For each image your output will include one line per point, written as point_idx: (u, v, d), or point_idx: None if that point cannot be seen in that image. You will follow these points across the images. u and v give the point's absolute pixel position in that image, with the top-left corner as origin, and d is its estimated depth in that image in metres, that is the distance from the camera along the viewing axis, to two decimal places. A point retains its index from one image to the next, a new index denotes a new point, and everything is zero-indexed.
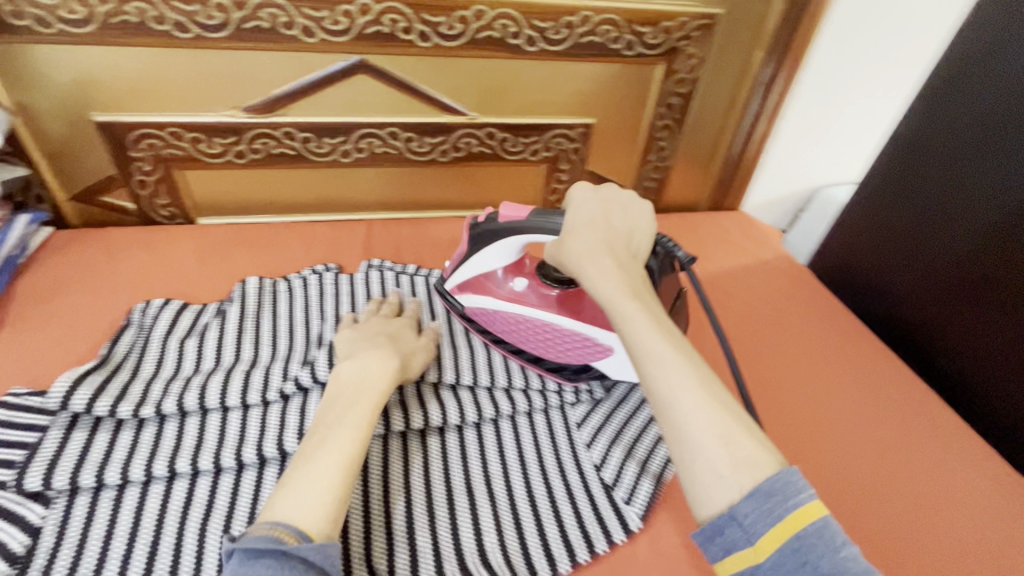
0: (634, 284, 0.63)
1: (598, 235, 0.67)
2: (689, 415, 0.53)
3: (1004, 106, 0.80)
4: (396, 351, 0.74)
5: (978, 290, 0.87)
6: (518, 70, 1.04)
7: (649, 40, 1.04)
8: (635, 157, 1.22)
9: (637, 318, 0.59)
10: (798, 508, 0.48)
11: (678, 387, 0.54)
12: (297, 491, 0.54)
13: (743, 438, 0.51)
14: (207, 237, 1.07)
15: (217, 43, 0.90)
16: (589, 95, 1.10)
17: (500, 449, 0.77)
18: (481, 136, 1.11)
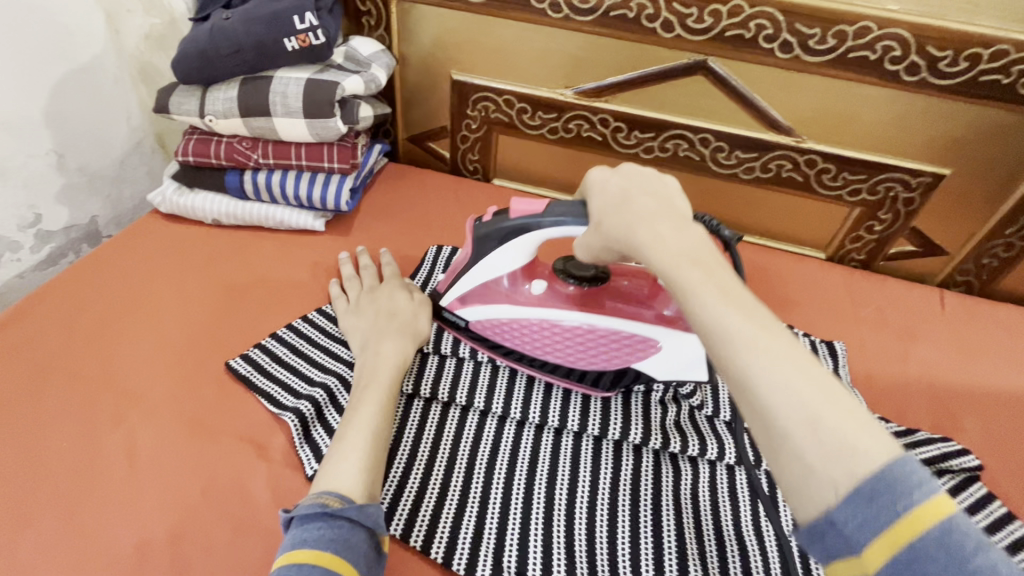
0: (694, 250, 0.44)
1: (655, 204, 0.48)
2: (768, 384, 0.36)
3: None
4: (389, 326, 0.69)
5: None
6: (822, 88, 0.81)
7: (986, 69, 0.73)
8: (979, 227, 0.88)
9: (698, 283, 0.42)
10: (918, 506, 0.31)
11: (769, 373, 0.36)
12: (341, 464, 0.54)
13: (834, 413, 0.35)
14: (418, 180, 1.04)
15: (476, 9, 0.88)
16: (884, 132, 0.82)
17: (663, 482, 0.63)
18: (798, 160, 0.88)
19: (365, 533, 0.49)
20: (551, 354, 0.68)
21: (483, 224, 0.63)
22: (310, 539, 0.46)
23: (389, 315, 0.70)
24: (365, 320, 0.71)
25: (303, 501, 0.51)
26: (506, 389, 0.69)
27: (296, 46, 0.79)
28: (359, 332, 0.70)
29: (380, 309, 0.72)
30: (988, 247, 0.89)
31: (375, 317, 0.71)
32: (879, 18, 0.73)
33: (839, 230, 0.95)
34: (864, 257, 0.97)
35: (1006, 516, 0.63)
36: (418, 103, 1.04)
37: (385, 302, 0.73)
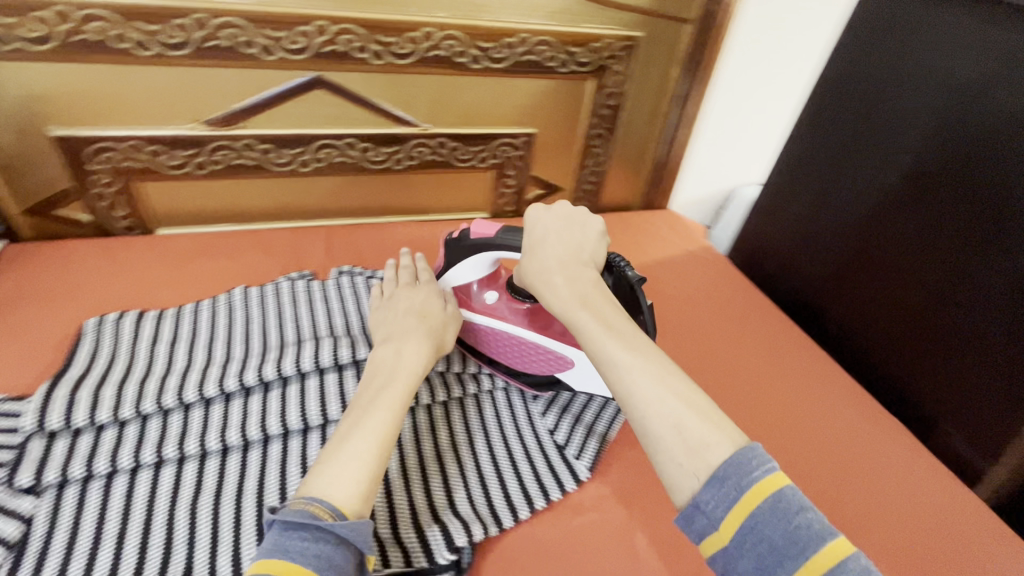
0: (586, 290, 0.61)
1: (557, 256, 0.65)
2: (640, 401, 0.52)
3: (867, 106, 0.88)
4: (427, 330, 0.67)
5: (862, 265, 0.92)
6: (425, 82, 0.98)
7: (521, 53, 0.99)
8: (572, 163, 1.19)
9: (592, 325, 0.58)
10: (752, 485, 0.45)
11: (644, 381, 0.52)
12: (331, 468, 0.50)
13: (695, 423, 0.50)
14: (54, 256, 0.91)
15: (47, 57, 0.80)
16: (480, 111, 1.04)
17: None
18: (433, 145, 1.05)
19: (352, 550, 0.46)
20: (502, 356, 0.76)
21: (456, 240, 0.73)
22: (290, 550, 0.44)
23: (422, 318, 0.69)
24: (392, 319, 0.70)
25: (292, 505, 0.47)
26: (197, 425, 0.66)
27: None
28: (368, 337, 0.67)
29: (408, 309, 0.71)
30: (583, 177, 1.21)
31: (399, 317, 0.70)
32: (435, 24, 0.91)
33: (488, 191, 1.17)
34: (513, 208, 1.22)
35: None
36: (19, 172, 0.90)
37: (416, 301, 0.72)
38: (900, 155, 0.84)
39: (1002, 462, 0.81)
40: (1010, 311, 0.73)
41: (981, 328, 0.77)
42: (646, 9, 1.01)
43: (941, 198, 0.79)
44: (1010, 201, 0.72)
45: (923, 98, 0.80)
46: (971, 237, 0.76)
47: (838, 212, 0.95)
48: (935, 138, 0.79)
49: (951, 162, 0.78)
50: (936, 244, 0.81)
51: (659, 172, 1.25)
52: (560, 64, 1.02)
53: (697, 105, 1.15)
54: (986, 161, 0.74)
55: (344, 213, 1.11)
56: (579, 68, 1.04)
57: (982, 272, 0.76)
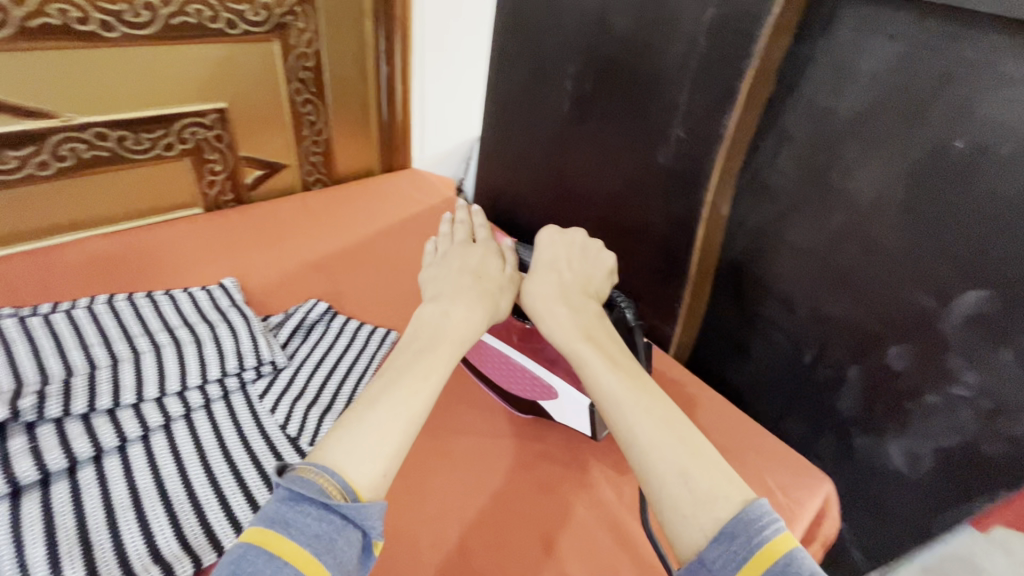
0: (546, 271, 0.69)
1: (558, 283, 0.67)
2: (658, 447, 0.47)
3: (530, 50, 0.88)
4: (483, 287, 0.66)
5: (558, 191, 0.94)
6: (39, 62, 0.77)
7: (175, 18, 0.84)
8: (288, 136, 1.08)
9: (595, 362, 0.56)
10: (765, 544, 0.39)
11: (632, 399, 0.51)
12: (349, 438, 0.45)
13: (699, 467, 0.45)
14: None
15: None
16: (146, 93, 0.87)
17: (135, 470, 0.55)
18: (89, 137, 0.84)
19: (356, 533, 0.41)
20: (495, 375, 0.68)
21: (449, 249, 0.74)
22: (293, 530, 0.39)
23: (472, 274, 0.68)
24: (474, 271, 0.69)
25: (297, 470, 0.42)
26: None
27: None
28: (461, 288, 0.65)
29: (466, 266, 0.70)
30: (305, 149, 1.12)
31: (485, 267, 0.70)
32: None
33: (192, 181, 0.99)
34: (233, 195, 1.06)
35: None
36: None
37: (471, 261, 0.71)
38: (564, 89, 0.86)
39: (679, 329, 0.86)
40: (675, 206, 0.77)
41: (669, 225, 0.79)
42: None
43: (607, 114, 0.81)
44: (664, 102, 0.73)
45: (576, 24, 0.80)
46: (629, 144, 0.79)
47: (539, 155, 0.95)
48: (592, 57, 0.80)
49: (609, 77, 0.79)
50: (606, 153, 0.83)
51: (388, 133, 1.23)
52: (226, 24, 0.89)
53: (404, 62, 1.15)
54: (626, 70, 0.76)
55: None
56: (252, 28, 0.92)
57: (648, 174, 0.79)
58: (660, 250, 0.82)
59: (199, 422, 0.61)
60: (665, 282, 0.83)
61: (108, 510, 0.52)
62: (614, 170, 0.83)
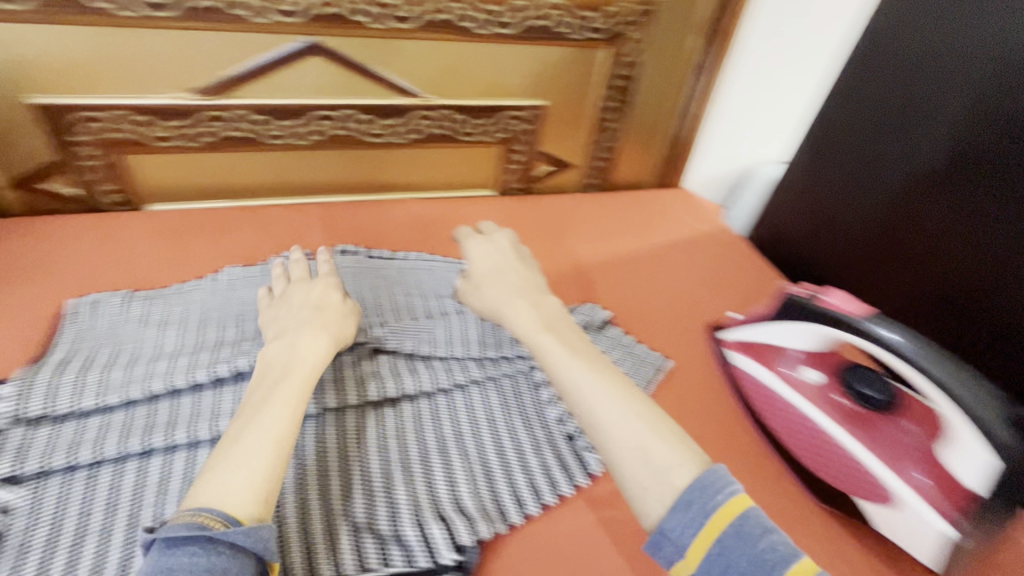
0: (549, 315, 0.69)
1: (513, 283, 0.74)
2: (607, 423, 0.54)
3: (910, 92, 0.88)
4: (320, 318, 0.65)
5: (887, 239, 0.94)
6: (425, 49, 0.91)
7: (534, 21, 0.92)
8: (582, 138, 1.12)
9: (558, 353, 0.63)
10: (718, 508, 0.47)
11: (603, 399, 0.56)
12: (229, 469, 0.48)
13: (658, 441, 0.52)
14: (57, 228, 0.88)
15: (19, 16, 0.74)
16: (491, 83, 0.98)
17: (380, 432, 0.64)
18: (437, 116, 0.99)
19: (247, 558, 0.44)
20: (777, 424, 0.74)
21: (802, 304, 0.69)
22: (184, 564, 0.42)
23: (310, 309, 0.66)
24: (313, 312, 0.66)
25: (171, 520, 0.45)
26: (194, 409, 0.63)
27: None
28: (514, 296, 0.72)
29: (308, 300, 0.67)
30: (593, 153, 1.15)
31: (297, 297, 0.68)
32: None
33: (495, 165, 1.11)
34: (522, 184, 1.16)
35: (636, 345, 0.83)
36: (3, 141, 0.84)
37: (499, 260, 0.77)
38: (921, 142, 0.87)
39: None
40: (1012, 263, 0.78)
41: (1001, 274, 0.80)
42: None
43: (973, 179, 0.82)
44: (1011, 161, 0.77)
45: (963, 85, 0.81)
46: (984, 197, 0.80)
47: (876, 198, 0.95)
48: (976, 117, 0.80)
49: (1000, 131, 0.78)
50: (953, 206, 0.84)
51: (676, 146, 1.20)
52: (566, 28, 0.95)
53: (718, 74, 1.10)
54: (1002, 129, 0.78)
55: (338, 189, 1.04)
56: (590, 33, 0.96)
57: (990, 232, 0.80)
58: (989, 304, 0.82)
59: (438, 403, 0.69)
60: (984, 329, 0.83)
61: (360, 458, 0.61)
62: (947, 223, 0.85)
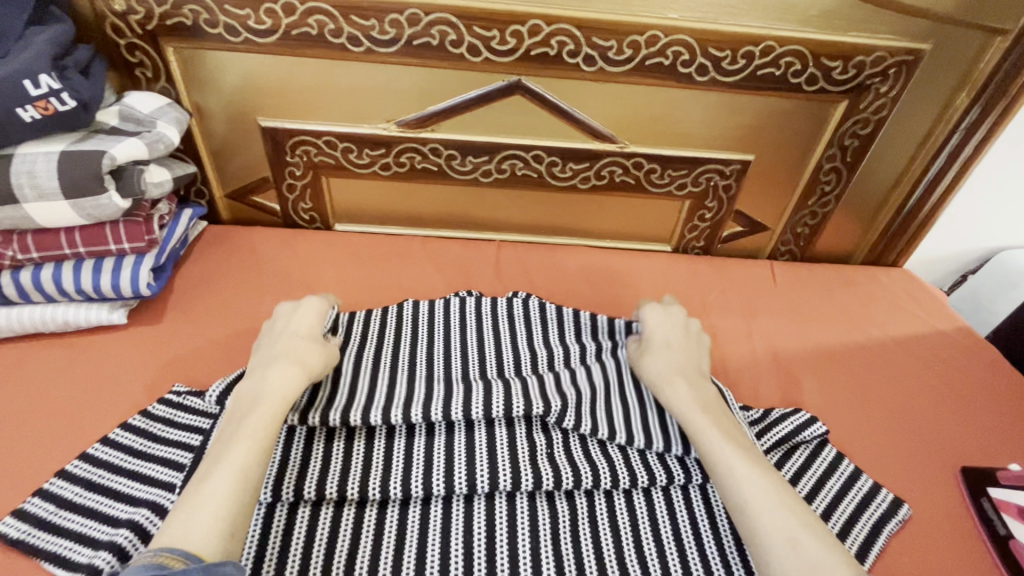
0: (707, 399, 0.63)
1: (682, 355, 0.69)
2: (766, 521, 0.51)
3: None
4: (292, 350, 0.63)
5: None
6: (631, 94, 0.84)
7: (762, 69, 0.81)
8: (788, 200, 0.97)
9: (711, 432, 0.59)
10: None
11: (754, 488, 0.54)
12: (190, 516, 0.47)
13: (809, 535, 0.50)
14: (259, 239, 0.94)
15: (266, 48, 0.80)
16: (696, 134, 0.88)
17: (554, 528, 0.57)
18: (628, 165, 0.91)
19: None
20: None
21: None
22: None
23: (283, 343, 0.64)
24: (279, 350, 0.63)
25: (139, 557, 0.44)
26: (367, 459, 0.59)
27: (37, 116, 0.66)
28: (676, 355, 0.68)
29: (279, 335, 0.66)
30: (798, 218, 0.99)
31: (274, 333, 0.66)
32: (663, 27, 0.77)
33: (679, 222, 1.00)
34: (704, 244, 1.03)
35: (857, 474, 0.68)
36: (230, 156, 0.92)
37: (675, 330, 0.72)
38: None
39: None
40: None
41: None
42: (943, 14, 0.77)
43: None
44: None
45: None
46: None
47: None
48: None
49: None
50: None
51: (904, 221, 0.99)
52: (806, 80, 0.82)
53: (984, 142, 0.88)
54: None
55: (512, 228, 1.01)
56: (830, 86, 0.82)
57: None
58: None
59: (618, 504, 0.60)
60: None
61: (534, 559, 0.55)
62: None
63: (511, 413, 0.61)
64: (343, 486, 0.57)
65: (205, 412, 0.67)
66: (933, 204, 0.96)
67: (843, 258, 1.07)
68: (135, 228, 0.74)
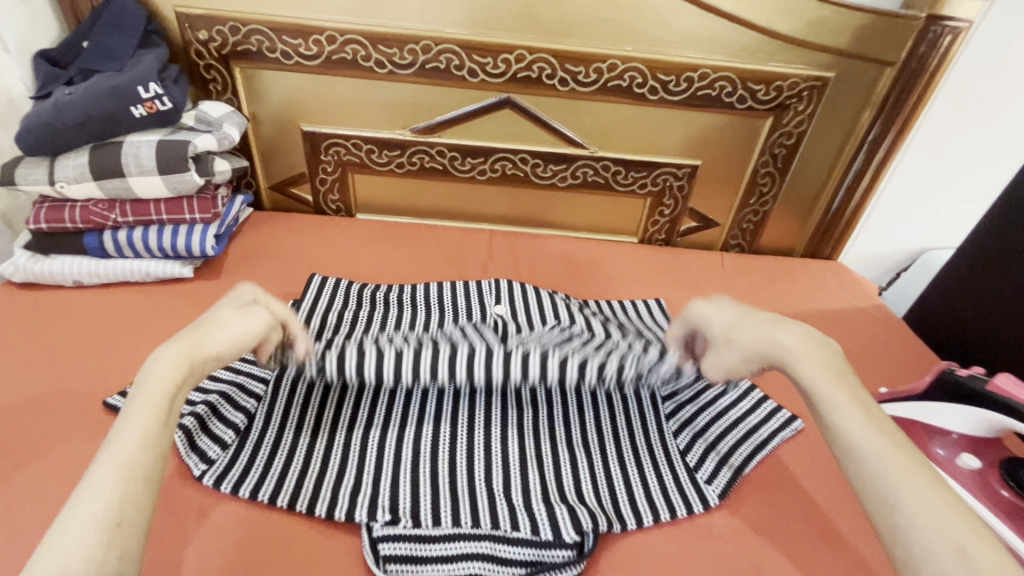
0: (834, 366, 0.57)
1: (786, 328, 0.60)
2: (890, 486, 0.47)
3: None
4: (192, 333, 0.58)
5: None
6: (597, 109, 1.05)
7: (701, 90, 1.02)
8: (733, 199, 1.17)
9: (840, 406, 0.53)
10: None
11: (872, 443, 0.50)
12: (75, 523, 0.44)
13: (966, 529, 0.44)
14: (294, 222, 1.15)
15: (312, 69, 1.03)
16: (651, 142, 1.09)
17: (538, 405, 0.74)
18: (597, 167, 1.12)
19: None
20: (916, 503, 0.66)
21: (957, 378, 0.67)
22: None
23: (201, 324, 0.59)
24: (194, 328, 0.59)
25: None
26: (405, 334, 0.81)
27: (144, 113, 0.87)
28: (746, 348, 0.60)
29: (198, 324, 0.59)
30: (743, 214, 1.18)
31: (205, 305, 0.62)
32: (620, 57, 0.99)
33: (642, 217, 1.20)
34: (664, 236, 1.22)
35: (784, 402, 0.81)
36: (276, 155, 1.14)
37: (738, 313, 0.65)
38: None
39: None
40: None
41: None
42: (841, 49, 0.98)
43: None
44: None
45: None
46: None
47: None
48: None
49: None
50: None
51: (832, 221, 1.18)
52: (737, 99, 1.03)
53: (887, 154, 1.08)
54: None
55: (504, 220, 1.22)
56: (757, 105, 1.03)
57: None
58: None
59: (591, 397, 0.76)
60: None
61: (525, 422, 0.72)
62: None
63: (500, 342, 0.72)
64: (340, 363, 0.66)
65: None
66: (855, 205, 1.15)
67: (786, 252, 1.25)
68: (205, 202, 0.95)
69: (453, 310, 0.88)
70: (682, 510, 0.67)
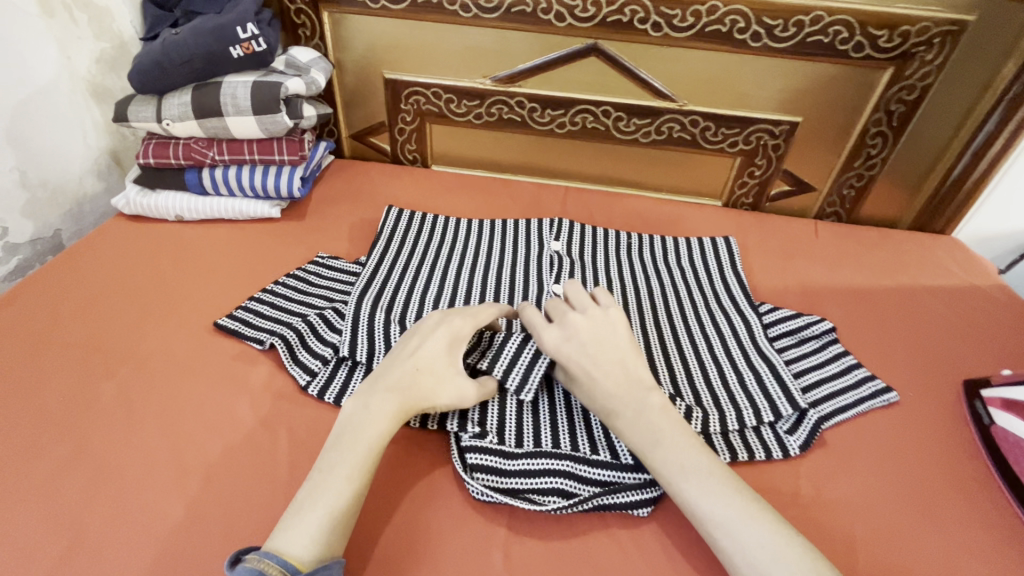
0: (665, 429, 0.57)
1: (605, 386, 0.59)
2: (688, 493, 0.53)
3: None
4: (411, 383, 0.59)
5: None
6: (691, 58, 0.98)
7: (812, 37, 0.92)
8: (836, 161, 1.06)
9: (636, 439, 0.57)
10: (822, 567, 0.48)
11: (719, 524, 0.51)
12: (301, 518, 0.50)
13: (747, 536, 0.50)
14: (373, 169, 1.16)
15: (397, 14, 1.02)
16: (750, 99, 1.01)
17: None
18: (685, 122, 1.05)
19: None
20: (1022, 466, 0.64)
21: None
22: None
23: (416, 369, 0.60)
24: (419, 375, 0.60)
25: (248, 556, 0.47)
26: (465, 267, 0.86)
27: (242, 54, 0.90)
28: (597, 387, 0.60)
29: (423, 362, 0.61)
30: (845, 179, 1.08)
31: (443, 360, 0.62)
32: None
33: (730, 177, 1.12)
34: (752, 200, 1.14)
35: (857, 364, 0.76)
36: (358, 103, 1.16)
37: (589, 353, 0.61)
38: None
39: None
40: None
41: None
42: None
43: None
44: None
45: None
46: None
47: None
48: None
49: None
50: None
51: (948, 192, 1.06)
52: (853, 47, 0.92)
53: None
54: None
55: (581, 177, 1.18)
56: (876, 54, 0.93)
57: None
58: None
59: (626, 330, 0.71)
60: None
61: None
62: None
63: (536, 290, 0.82)
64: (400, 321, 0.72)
65: (344, 270, 0.87)
66: (977, 178, 1.02)
67: (888, 225, 1.15)
68: (293, 145, 0.97)
69: (508, 247, 0.91)
70: (766, 409, 0.67)
